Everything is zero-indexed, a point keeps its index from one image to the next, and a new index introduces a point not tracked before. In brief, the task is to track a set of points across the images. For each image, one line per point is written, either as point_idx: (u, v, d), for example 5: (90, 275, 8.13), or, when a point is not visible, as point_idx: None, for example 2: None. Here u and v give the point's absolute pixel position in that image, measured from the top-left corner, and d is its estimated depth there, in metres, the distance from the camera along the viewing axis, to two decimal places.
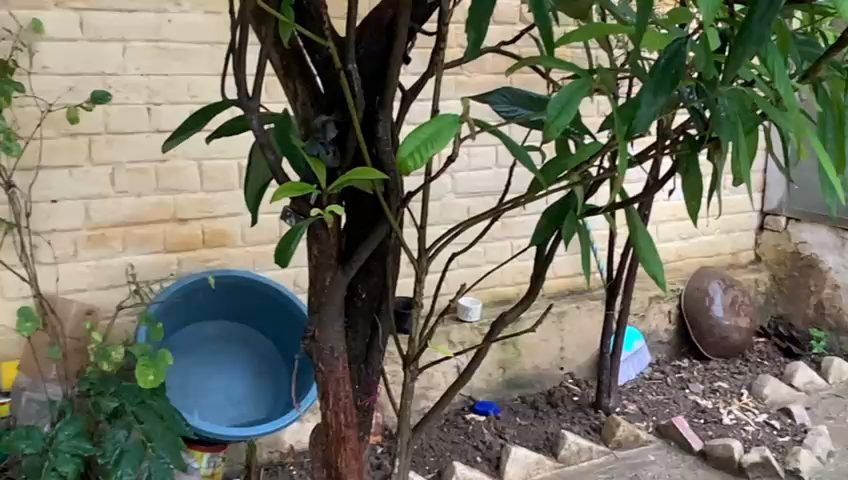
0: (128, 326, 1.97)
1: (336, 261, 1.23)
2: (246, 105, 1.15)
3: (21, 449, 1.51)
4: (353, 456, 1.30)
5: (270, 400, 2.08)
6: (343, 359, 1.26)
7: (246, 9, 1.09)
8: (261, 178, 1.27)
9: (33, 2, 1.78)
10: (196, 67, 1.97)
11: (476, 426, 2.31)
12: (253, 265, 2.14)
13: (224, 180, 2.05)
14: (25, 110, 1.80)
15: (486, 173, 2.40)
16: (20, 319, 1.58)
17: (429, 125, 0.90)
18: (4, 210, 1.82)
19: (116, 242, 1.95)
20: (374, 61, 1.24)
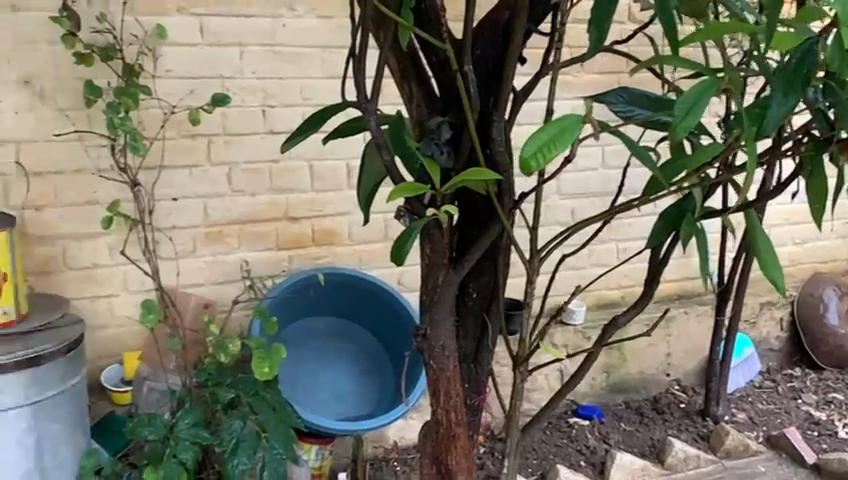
0: (242, 320, 2.05)
1: (449, 260, 1.24)
2: (364, 107, 1.17)
3: (145, 435, 1.59)
4: (463, 454, 1.32)
5: (375, 397, 2.11)
6: (453, 357, 1.27)
7: (368, 13, 1.12)
8: (375, 178, 1.30)
9: (158, 8, 1.86)
10: (309, 70, 2.02)
11: (579, 430, 2.29)
12: (360, 264, 2.17)
13: (333, 180, 2.10)
14: (150, 113, 1.89)
15: (593, 174, 2.37)
16: (144, 311, 1.66)
17: (553, 126, 0.91)
18: (130, 208, 1.91)
19: (232, 239, 2.03)
20: (490, 62, 1.24)
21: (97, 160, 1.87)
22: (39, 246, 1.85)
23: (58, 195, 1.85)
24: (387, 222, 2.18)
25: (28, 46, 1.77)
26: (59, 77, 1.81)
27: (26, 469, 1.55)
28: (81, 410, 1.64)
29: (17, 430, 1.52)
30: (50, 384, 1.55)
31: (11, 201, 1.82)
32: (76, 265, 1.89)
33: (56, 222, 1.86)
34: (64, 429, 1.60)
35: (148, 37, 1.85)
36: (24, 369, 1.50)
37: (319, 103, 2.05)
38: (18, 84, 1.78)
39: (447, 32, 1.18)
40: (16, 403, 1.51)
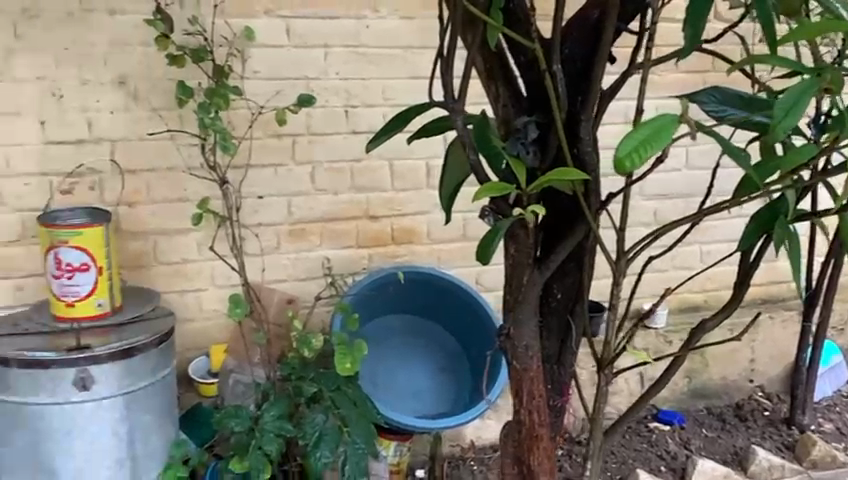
0: (324, 317, 2.09)
1: (533, 260, 1.23)
2: (452, 107, 1.17)
3: (231, 426, 1.65)
4: (546, 455, 1.31)
5: (452, 395, 2.12)
6: (537, 358, 1.26)
7: (457, 13, 1.12)
8: (459, 176, 1.30)
9: (246, 11, 1.91)
10: (391, 71, 2.04)
11: (659, 435, 2.26)
12: (439, 263, 2.18)
13: (413, 179, 2.12)
14: (238, 113, 1.94)
15: (675, 175, 2.33)
16: (232, 305, 1.70)
17: (647, 126, 0.90)
18: (217, 205, 1.97)
19: (314, 237, 2.06)
20: (579, 61, 1.24)
21: (187, 159, 1.93)
22: (132, 241, 1.92)
23: (150, 192, 1.92)
24: (466, 222, 2.19)
25: (124, 48, 1.84)
26: (153, 78, 1.87)
27: (119, 457, 1.60)
28: (170, 401, 1.69)
29: (111, 419, 1.57)
30: (142, 375, 1.59)
31: (106, 197, 1.89)
32: (166, 260, 1.96)
33: (148, 218, 1.93)
34: (154, 419, 1.64)
35: (236, 39, 1.90)
36: (118, 360, 1.55)
37: (401, 104, 2.07)
38: (114, 85, 1.85)
39: (537, 32, 1.18)
40: (110, 393, 1.55)
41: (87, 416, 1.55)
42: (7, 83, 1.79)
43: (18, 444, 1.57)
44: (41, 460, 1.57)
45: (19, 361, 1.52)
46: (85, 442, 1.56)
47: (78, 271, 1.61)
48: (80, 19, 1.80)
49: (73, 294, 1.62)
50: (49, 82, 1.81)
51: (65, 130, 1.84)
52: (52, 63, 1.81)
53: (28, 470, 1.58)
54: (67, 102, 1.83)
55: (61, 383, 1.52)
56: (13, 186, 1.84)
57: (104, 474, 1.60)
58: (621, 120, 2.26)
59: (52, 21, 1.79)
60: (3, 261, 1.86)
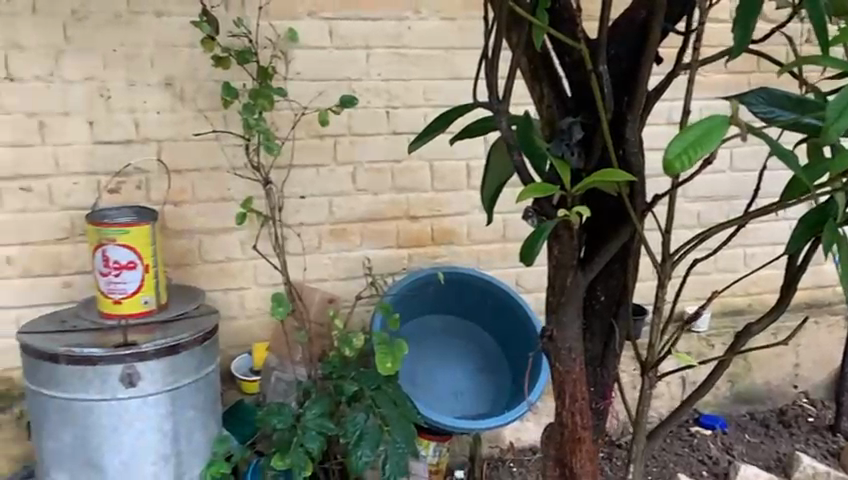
0: (364, 316, 2.10)
1: (577, 261, 1.22)
2: (496, 108, 1.17)
3: (274, 423, 1.66)
4: (588, 458, 1.28)
5: (492, 396, 2.12)
6: (580, 360, 1.24)
7: (503, 14, 1.12)
8: (501, 176, 1.30)
9: (289, 12, 1.93)
10: (432, 72, 2.05)
11: (701, 440, 2.23)
12: (479, 263, 2.18)
13: (454, 180, 2.12)
14: (281, 113, 1.96)
15: (719, 177, 2.31)
16: (274, 303, 1.71)
17: (696, 127, 0.90)
18: (261, 204, 1.99)
19: (355, 237, 2.08)
20: (624, 62, 1.23)
21: (232, 159, 1.96)
22: (177, 239, 1.95)
23: (195, 192, 1.95)
24: (506, 223, 2.18)
25: (170, 49, 1.87)
26: (198, 79, 1.90)
27: (164, 452, 1.62)
28: (213, 398, 1.71)
29: (156, 416, 1.59)
30: (186, 372, 1.62)
31: (152, 196, 1.92)
32: (210, 259, 1.98)
33: (192, 217, 1.95)
34: (198, 415, 1.67)
35: (280, 40, 1.92)
36: (164, 357, 1.57)
37: (441, 105, 2.07)
38: (161, 86, 1.88)
39: (583, 32, 1.17)
40: (156, 389, 1.58)
41: (133, 412, 1.57)
42: (57, 84, 1.83)
43: (64, 439, 1.59)
44: (88, 455, 1.59)
45: (67, 357, 1.54)
46: (131, 438, 1.58)
47: (125, 268, 1.64)
48: (127, 21, 1.84)
49: (120, 291, 1.65)
50: (98, 83, 1.85)
51: (113, 130, 1.88)
52: (100, 65, 1.84)
53: (76, 465, 1.60)
54: (115, 102, 1.87)
55: (108, 380, 1.55)
56: (62, 185, 1.88)
57: (149, 470, 1.62)
58: (663, 121, 2.24)
59: (101, 23, 1.82)
60: (52, 259, 1.90)
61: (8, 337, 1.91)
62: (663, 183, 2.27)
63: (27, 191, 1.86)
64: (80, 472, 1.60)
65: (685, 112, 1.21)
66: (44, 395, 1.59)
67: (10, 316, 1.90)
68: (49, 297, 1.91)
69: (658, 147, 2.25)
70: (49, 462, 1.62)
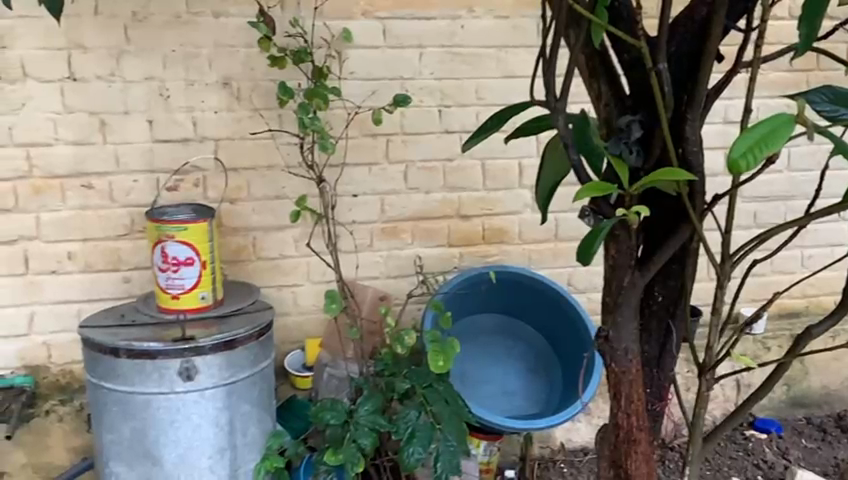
0: (415, 314, 2.11)
1: (635, 262, 1.20)
2: (554, 106, 1.13)
3: (327, 419, 1.67)
4: (643, 459, 1.26)
5: (544, 395, 2.12)
6: (636, 360, 1.23)
7: (561, 13, 1.10)
8: (556, 174, 1.28)
9: (344, 11, 1.95)
10: (485, 70, 2.05)
11: (756, 443, 2.20)
12: (530, 263, 2.17)
13: (506, 179, 2.11)
14: (335, 112, 1.98)
15: (777, 177, 2.27)
16: (328, 301, 1.71)
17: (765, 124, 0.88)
18: (314, 203, 2.01)
19: (406, 235, 2.09)
20: (684, 61, 1.22)
21: (287, 157, 1.98)
22: (232, 236, 1.99)
23: (250, 190, 1.98)
24: (559, 223, 2.17)
25: (228, 49, 1.90)
26: (255, 78, 1.93)
27: (220, 446, 1.65)
28: (268, 393, 1.74)
29: (212, 409, 1.62)
30: (242, 366, 1.64)
31: (209, 194, 1.96)
32: (265, 256, 2.01)
33: (248, 214, 1.99)
34: (252, 410, 1.69)
35: (335, 40, 1.94)
36: (221, 351, 1.60)
37: (494, 103, 2.07)
38: (218, 85, 1.91)
39: (643, 29, 1.15)
40: (212, 383, 1.61)
41: (190, 406, 1.60)
42: (118, 83, 1.87)
43: (123, 431, 1.62)
44: (146, 447, 1.62)
45: (127, 351, 1.57)
46: (188, 431, 1.61)
47: (184, 264, 1.67)
48: (186, 22, 1.87)
49: (179, 286, 1.69)
50: (157, 83, 1.89)
51: (172, 129, 1.91)
52: (160, 65, 1.88)
53: (134, 457, 1.63)
54: (173, 102, 1.90)
55: (166, 374, 1.57)
56: (122, 182, 1.92)
57: (205, 463, 1.65)
58: (719, 119, 2.21)
59: (160, 24, 1.86)
60: (112, 255, 1.95)
61: (70, 330, 1.97)
62: (719, 183, 2.24)
63: (88, 189, 1.91)
64: (138, 464, 1.63)
65: (746, 111, 1.19)
66: (104, 388, 1.62)
67: (71, 310, 1.96)
68: (108, 292, 1.96)
69: (714, 148, 2.22)
70: (108, 454, 1.66)
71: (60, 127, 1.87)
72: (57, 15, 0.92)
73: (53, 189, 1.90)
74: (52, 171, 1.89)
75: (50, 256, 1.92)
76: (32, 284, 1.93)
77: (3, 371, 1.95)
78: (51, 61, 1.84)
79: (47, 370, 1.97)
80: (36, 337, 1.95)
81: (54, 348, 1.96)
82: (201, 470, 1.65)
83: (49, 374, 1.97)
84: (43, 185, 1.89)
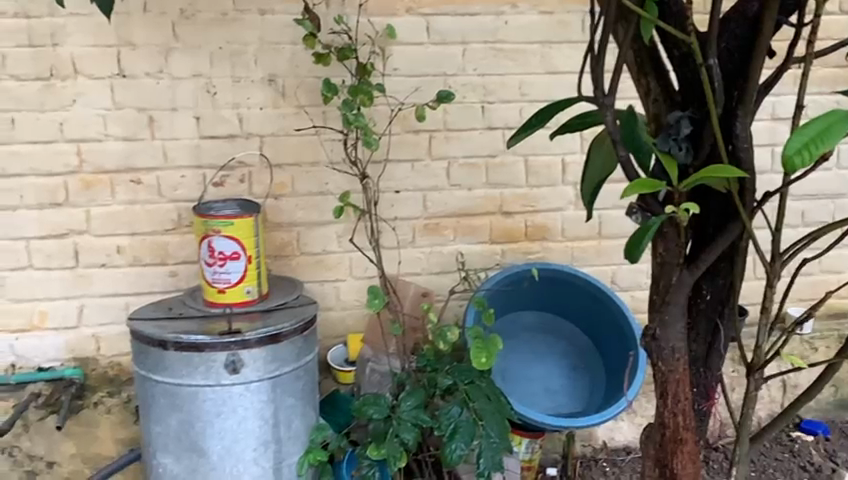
0: (457, 311, 2.11)
1: (683, 260, 1.19)
2: (601, 102, 1.12)
3: (370, 414, 1.68)
4: (690, 459, 1.25)
5: (586, 394, 2.10)
6: (684, 360, 1.22)
7: (611, 7, 1.09)
8: (603, 170, 1.27)
9: (388, 8, 1.95)
10: (528, 67, 2.04)
11: (802, 445, 2.17)
12: (573, 260, 2.16)
13: (549, 175, 2.11)
14: (379, 109, 1.99)
15: (826, 175, 2.22)
16: (370, 296, 1.72)
17: (812, 126, 0.87)
18: (357, 199, 2.02)
19: (448, 232, 2.09)
20: (736, 55, 1.20)
21: (330, 153, 1.99)
22: (277, 232, 2.01)
23: (294, 185, 1.99)
24: (602, 221, 2.16)
25: (273, 47, 1.92)
26: (300, 75, 1.94)
27: (265, 439, 1.67)
28: (312, 387, 1.75)
29: (257, 402, 1.64)
30: (286, 360, 1.66)
31: (254, 190, 1.98)
32: (308, 251, 2.03)
33: (292, 209, 2.00)
34: (296, 403, 1.71)
35: (378, 37, 1.95)
36: (266, 345, 1.62)
37: (538, 100, 2.06)
38: (263, 82, 1.93)
39: (693, 24, 1.13)
40: (258, 376, 1.63)
41: (236, 399, 1.62)
42: (166, 80, 1.90)
43: (170, 423, 1.65)
44: (192, 439, 1.64)
45: (174, 344, 1.59)
46: (233, 423, 1.63)
47: (230, 259, 1.69)
48: (232, 19, 1.89)
49: (224, 280, 1.71)
50: (204, 80, 1.91)
51: (219, 126, 1.94)
52: (207, 62, 1.91)
53: (180, 449, 1.66)
54: (220, 98, 1.93)
55: (213, 366, 1.59)
56: (170, 177, 1.95)
57: (250, 455, 1.66)
58: (766, 116, 2.17)
59: (208, 21, 1.89)
60: (160, 249, 1.98)
61: (118, 323, 2.00)
62: (767, 180, 2.20)
63: (137, 184, 1.94)
64: (184, 456, 1.66)
65: (799, 107, 1.16)
66: (152, 380, 1.65)
67: (119, 303, 1.99)
68: (156, 285, 1.99)
69: (761, 145, 2.19)
70: (156, 446, 1.68)
71: (109, 123, 1.91)
72: (108, 15, 0.94)
73: (103, 184, 1.93)
74: (101, 166, 1.92)
75: (99, 249, 1.96)
76: (82, 276, 1.97)
77: (54, 364, 1.99)
78: (101, 59, 1.87)
79: (96, 362, 2.01)
80: (85, 330, 2.00)
81: (103, 341, 2.00)
82: (246, 463, 1.67)
83: (98, 366, 2.01)
84: (93, 180, 1.93)
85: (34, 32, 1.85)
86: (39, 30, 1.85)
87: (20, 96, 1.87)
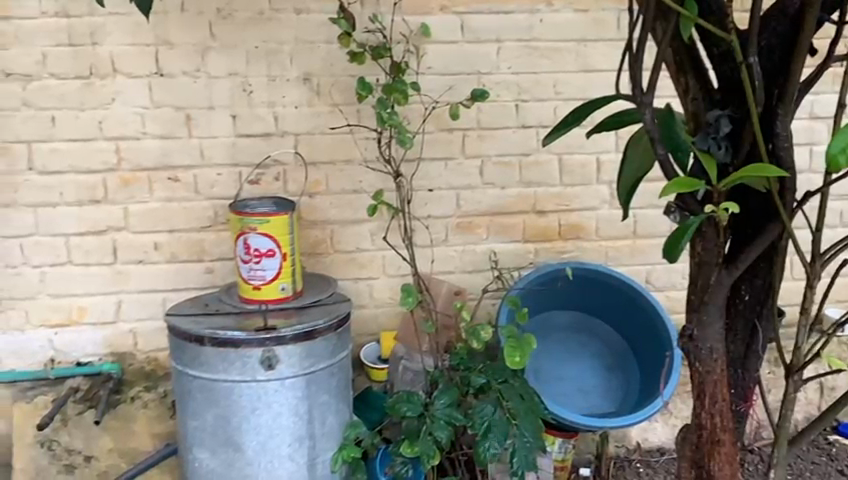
0: (490, 310, 2.11)
1: (722, 260, 1.17)
2: (640, 101, 1.11)
3: (403, 411, 1.68)
4: (727, 461, 1.24)
5: (620, 395, 2.09)
6: (722, 360, 1.21)
7: (650, 5, 1.08)
8: (637, 172, 1.26)
9: (422, 7, 1.96)
10: (563, 65, 2.03)
11: (840, 449, 2.14)
12: (607, 260, 2.15)
13: (583, 173, 2.09)
14: (413, 107, 2.00)
15: None
16: (404, 295, 1.71)
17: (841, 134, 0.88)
18: (391, 197, 2.03)
19: (481, 230, 2.09)
20: (776, 53, 1.18)
21: (364, 152, 2.00)
22: (311, 229, 2.02)
23: (328, 184, 2.00)
24: (637, 220, 2.14)
25: (308, 45, 1.93)
26: (335, 74, 1.95)
27: (300, 435, 1.68)
28: (346, 384, 1.76)
29: (292, 398, 1.65)
30: (321, 357, 1.67)
31: (289, 188, 1.99)
32: (342, 249, 2.04)
33: (326, 207, 2.02)
34: (330, 400, 1.72)
35: (413, 35, 1.96)
36: (301, 341, 1.63)
37: (573, 99, 2.05)
38: (299, 81, 1.95)
39: (733, 22, 1.12)
40: (292, 373, 1.64)
41: (271, 394, 1.63)
42: (203, 79, 1.92)
43: (206, 418, 1.67)
44: (228, 434, 1.66)
45: (211, 340, 1.61)
46: (268, 419, 1.65)
47: (265, 256, 1.71)
48: (268, 18, 1.91)
49: (260, 277, 1.73)
50: (241, 79, 1.93)
51: (255, 124, 1.96)
52: (243, 61, 1.92)
53: (216, 444, 1.68)
54: (256, 97, 1.94)
55: (249, 362, 1.61)
56: (207, 175, 1.97)
57: (284, 451, 1.68)
58: (804, 115, 2.14)
59: (244, 21, 1.90)
60: (196, 246, 2.00)
61: (155, 318, 2.03)
62: (805, 180, 2.17)
63: (174, 181, 1.97)
64: (220, 450, 1.68)
65: (840, 106, 1.15)
66: (188, 375, 1.67)
67: (157, 299, 2.02)
68: (193, 281, 2.02)
69: (799, 144, 2.16)
70: (192, 441, 1.70)
71: (148, 121, 1.93)
72: (148, 14, 0.93)
73: (141, 181, 1.96)
74: (139, 164, 1.95)
75: (137, 246, 1.99)
76: (120, 273, 2.00)
77: (92, 358, 2.03)
78: (139, 58, 1.90)
79: (134, 358, 2.04)
80: (123, 325, 2.03)
81: (140, 336, 2.04)
82: (281, 458, 1.68)
83: (135, 361, 2.04)
84: (131, 177, 1.96)
85: (75, 31, 1.88)
86: (79, 29, 1.88)
87: (60, 95, 1.90)
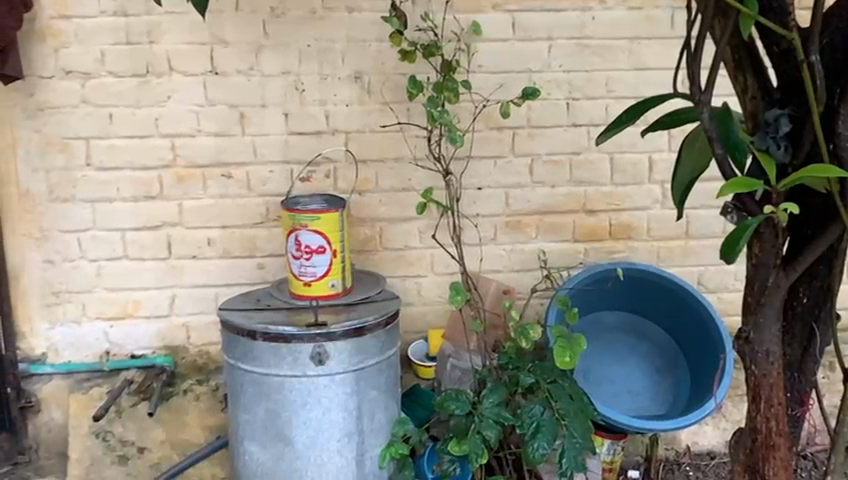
0: (539, 309, 2.10)
1: (780, 261, 1.15)
2: (698, 99, 1.09)
3: (452, 409, 1.69)
4: (782, 465, 1.21)
5: (670, 396, 2.06)
6: (779, 363, 1.19)
7: (710, 4, 1.06)
8: (693, 171, 1.20)
9: (473, 5, 1.96)
10: (615, 63, 2.01)
11: None
12: (658, 260, 2.12)
13: (635, 173, 2.08)
14: (463, 105, 1.99)
15: None
16: (452, 292, 1.71)
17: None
18: (441, 195, 2.04)
19: (530, 229, 2.08)
20: (840, 52, 1.14)
21: (414, 150, 2.01)
22: (360, 227, 2.04)
23: (378, 181, 2.02)
24: (689, 221, 2.11)
25: (360, 44, 1.95)
26: (385, 72, 1.96)
27: (349, 430, 1.69)
28: (394, 381, 1.77)
29: (342, 394, 1.67)
30: (370, 353, 1.68)
31: (339, 185, 2.01)
32: (390, 246, 2.05)
33: (375, 204, 2.03)
34: (379, 396, 1.73)
35: (464, 34, 1.95)
36: (350, 338, 1.65)
37: (625, 97, 2.03)
38: (350, 79, 1.96)
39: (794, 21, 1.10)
40: (342, 369, 1.65)
41: (321, 389, 1.65)
42: (257, 77, 1.95)
43: (258, 412, 1.69)
44: (278, 428, 1.68)
45: (263, 335, 1.63)
46: (318, 413, 1.66)
47: (316, 252, 1.72)
48: (320, 17, 1.93)
49: (311, 274, 1.75)
50: (293, 77, 1.95)
51: (306, 122, 1.98)
52: (296, 59, 1.95)
53: (267, 438, 1.70)
54: (308, 95, 1.97)
55: (300, 358, 1.63)
56: (259, 172, 2.00)
57: (334, 446, 1.69)
58: None
59: (297, 19, 1.93)
60: (249, 242, 2.03)
61: (208, 313, 2.07)
62: None
63: (228, 178, 2.00)
64: (271, 444, 1.70)
65: None
66: (240, 369, 1.69)
67: (210, 294, 2.06)
68: (245, 276, 2.05)
69: None
70: (243, 434, 1.73)
71: (202, 119, 1.97)
72: (203, 14, 0.93)
73: (196, 178, 1.99)
74: (194, 161, 1.99)
75: (191, 241, 2.03)
76: (174, 267, 2.04)
77: (145, 351, 2.07)
78: (195, 56, 1.93)
79: (186, 351, 2.08)
80: (177, 318, 2.07)
81: (193, 330, 2.07)
82: (330, 453, 1.69)
83: (188, 355, 2.08)
84: (186, 174, 1.99)
85: (133, 30, 1.92)
86: (137, 28, 1.92)
87: (118, 92, 1.94)
